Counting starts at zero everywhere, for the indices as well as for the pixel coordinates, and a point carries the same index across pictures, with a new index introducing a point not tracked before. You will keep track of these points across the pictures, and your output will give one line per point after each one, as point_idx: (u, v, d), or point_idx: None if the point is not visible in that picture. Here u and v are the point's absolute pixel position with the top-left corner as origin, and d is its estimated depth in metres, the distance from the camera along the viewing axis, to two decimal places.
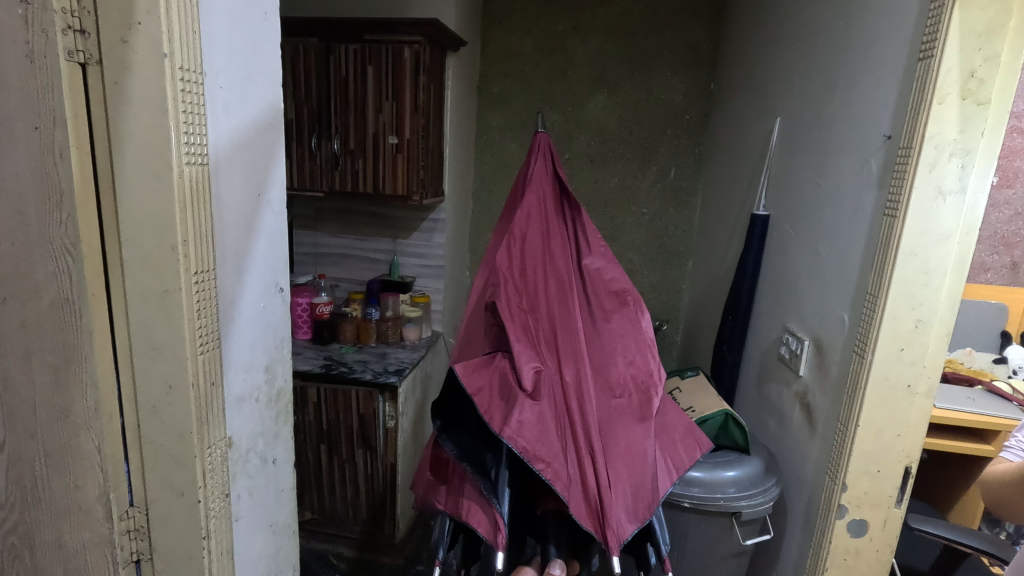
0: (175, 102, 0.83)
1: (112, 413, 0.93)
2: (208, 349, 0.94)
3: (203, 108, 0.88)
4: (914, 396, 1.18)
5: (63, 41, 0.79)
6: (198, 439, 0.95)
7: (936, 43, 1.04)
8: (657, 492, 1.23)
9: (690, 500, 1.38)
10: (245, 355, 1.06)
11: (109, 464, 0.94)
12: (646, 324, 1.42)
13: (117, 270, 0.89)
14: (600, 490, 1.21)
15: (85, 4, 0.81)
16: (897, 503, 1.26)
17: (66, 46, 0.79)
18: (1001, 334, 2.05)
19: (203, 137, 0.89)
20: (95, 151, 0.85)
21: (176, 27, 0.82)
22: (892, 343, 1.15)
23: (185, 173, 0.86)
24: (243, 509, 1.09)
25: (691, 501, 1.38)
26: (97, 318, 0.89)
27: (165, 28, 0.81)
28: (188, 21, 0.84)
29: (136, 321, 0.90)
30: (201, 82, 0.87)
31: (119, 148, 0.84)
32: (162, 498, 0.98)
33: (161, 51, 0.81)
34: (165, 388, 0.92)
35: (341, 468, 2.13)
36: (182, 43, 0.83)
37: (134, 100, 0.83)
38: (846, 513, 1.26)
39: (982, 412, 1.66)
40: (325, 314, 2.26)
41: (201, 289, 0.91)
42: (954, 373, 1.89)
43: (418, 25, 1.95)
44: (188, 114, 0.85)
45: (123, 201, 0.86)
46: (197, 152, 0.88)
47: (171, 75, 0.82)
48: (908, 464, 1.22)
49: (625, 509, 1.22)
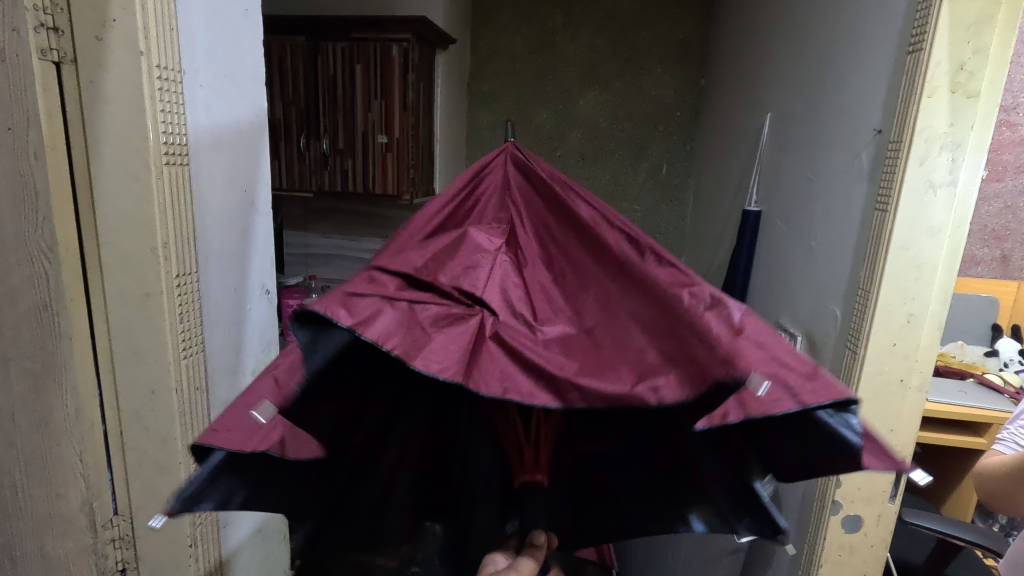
0: (153, 102, 0.81)
1: (94, 420, 0.91)
2: (192, 354, 0.92)
3: (182, 106, 0.86)
4: (907, 391, 1.18)
5: (36, 39, 0.76)
6: (182, 444, 0.93)
7: (925, 36, 1.03)
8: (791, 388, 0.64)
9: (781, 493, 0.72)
10: (232, 359, 1.05)
11: (92, 473, 0.92)
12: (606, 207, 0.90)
13: (96, 273, 0.88)
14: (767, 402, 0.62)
15: (59, 2, 0.78)
16: (892, 498, 1.26)
17: (39, 45, 0.77)
18: (992, 327, 2.06)
19: (183, 136, 0.87)
20: (71, 153, 0.83)
21: (153, 23, 0.80)
22: (885, 337, 1.15)
23: (165, 174, 0.84)
24: (231, 515, 1.08)
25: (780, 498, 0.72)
26: (77, 324, 0.87)
27: (141, 25, 0.79)
28: (166, 18, 0.82)
29: (117, 324, 0.89)
30: (180, 81, 0.86)
31: (96, 148, 0.83)
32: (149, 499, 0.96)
33: (137, 48, 0.79)
34: (148, 394, 0.91)
35: None
36: (159, 41, 0.81)
37: (111, 99, 0.81)
38: (840, 509, 1.26)
39: (975, 405, 1.67)
40: None
41: (183, 293, 0.89)
42: (946, 366, 1.90)
43: (406, 22, 1.92)
44: (167, 113, 0.84)
45: (103, 203, 0.85)
46: (176, 152, 0.86)
47: (148, 73, 0.80)
48: (902, 459, 1.22)
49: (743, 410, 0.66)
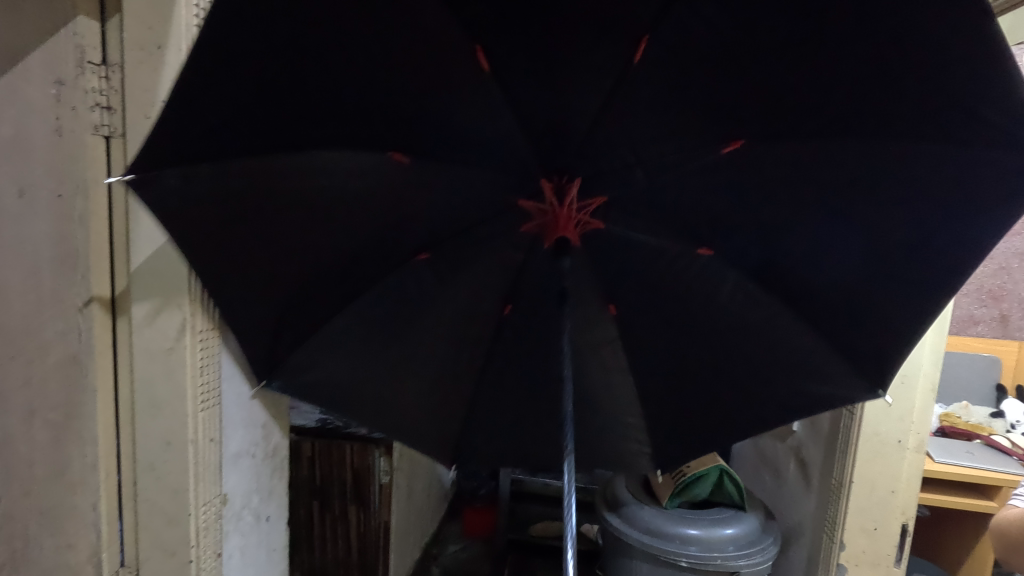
0: (159, 89, 0.85)
1: (109, 468, 0.93)
2: (209, 407, 0.94)
3: (160, 76, 0.85)
4: (905, 450, 1.20)
5: (89, 81, 0.84)
6: (194, 495, 0.94)
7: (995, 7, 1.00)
8: (961, 180, 0.72)
9: (936, 258, 0.78)
10: (240, 436, 1.04)
11: (103, 522, 0.93)
12: (535, 98, 0.82)
13: (126, 366, 0.92)
14: (952, 190, 0.74)
15: (115, 84, 0.86)
16: (896, 562, 1.25)
17: (92, 86, 0.84)
18: (996, 387, 2.01)
19: (119, 116, 0.87)
20: (92, 175, 0.85)
21: (173, 35, 0.85)
22: (880, 398, 1.17)
23: (91, 145, 0.84)
24: (233, 570, 1.05)
25: (924, 279, 0.80)
26: (101, 376, 0.90)
27: (160, 37, 0.84)
28: (185, 14, 0.85)
29: (141, 376, 0.92)
30: (161, 55, 0.85)
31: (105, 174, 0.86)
32: (179, 319, 0.89)
33: (154, 45, 0.85)
34: (164, 444, 0.93)
35: (335, 528, 1.86)
36: (183, 54, 0.86)
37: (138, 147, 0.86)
38: (845, 573, 1.25)
39: (983, 467, 1.64)
40: None
41: (205, 398, 0.93)
42: (952, 427, 1.83)
43: None
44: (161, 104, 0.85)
45: (134, 230, 0.89)
46: (113, 125, 0.86)
47: (161, 68, 0.85)
48: (905, 522, 1.23)
49: (948, 190, 0.74)
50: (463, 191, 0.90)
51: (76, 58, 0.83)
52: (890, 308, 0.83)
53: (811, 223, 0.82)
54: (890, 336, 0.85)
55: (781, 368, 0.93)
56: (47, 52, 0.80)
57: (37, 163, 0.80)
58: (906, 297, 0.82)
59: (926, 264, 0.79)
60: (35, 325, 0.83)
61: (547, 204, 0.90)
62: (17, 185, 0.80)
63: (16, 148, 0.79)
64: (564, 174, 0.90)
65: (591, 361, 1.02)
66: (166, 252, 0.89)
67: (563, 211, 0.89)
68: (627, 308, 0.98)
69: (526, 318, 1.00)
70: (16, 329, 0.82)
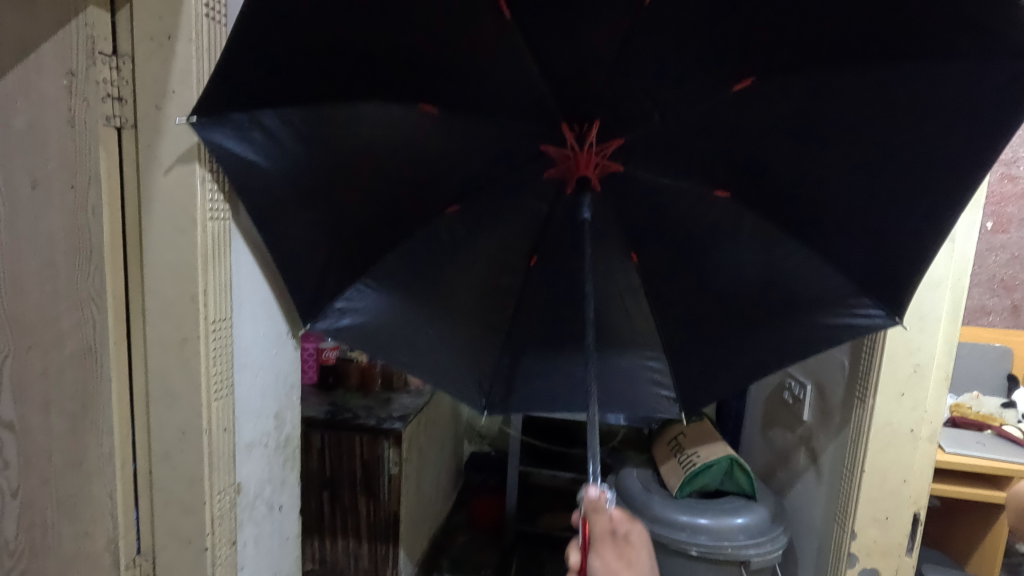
0: (169, 81, 0.85)
1: (124, 459, 0.94)
2: (222, 397, 0.95)
3: (172, 67, 0.85)
4: (918, 440, 1.19)
5: (100, 71, 0.83)
6: (208, 484, 0.94)
7: None
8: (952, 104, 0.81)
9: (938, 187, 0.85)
10: (252, 426, 1.04)
11: (119, 510, 0.94)
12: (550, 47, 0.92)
13: (139, 357, 0.93)
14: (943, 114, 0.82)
15: (125, 74, 0.86)
16: (908, 552, 1.24)
17: (103, 77, 0.84)
18: (1008, 377, 1.98)
19: (129, 107, 0.87)
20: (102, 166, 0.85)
21: (185, 26, 0.85)
22: (893, 387, 1.17)
23: (101, 135, 0.85)
24: (247, 559, 1.06)
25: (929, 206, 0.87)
26: (117, 367, 0.91)
27: (171, 27, 0.84)
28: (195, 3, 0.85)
29: (154, 366, 0.92)
30: (172, 46, 0.85)
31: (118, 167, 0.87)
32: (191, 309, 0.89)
33: (167, 36, 0.84)
34: (178, 434, 0.93)
35: (345, 517, 1.87)
36: (198, 45, 0.86)
37: (150, 139, 0.87)
38: (857, 562, 1.25)
39: (993, 457, 1.63)
40: (352, 375, 2.00)
41: (218, 386, 0.94)
42: (962, 418, 1.82)
43: None
44: (173, 95, 0.86)
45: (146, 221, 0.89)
46: (123, 115, 0.87)
47: (173, 61, 0.85)
48: (917, 511, 1.22)
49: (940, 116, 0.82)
50: (500, 154, 1.00)
51: (86, 48, 0.82)
52: (901, 240, 0.89)
53: (823, 184, 0.91)
54: (906, 269, 0.89)
55: (803, 308, 0.98)
56: (58, 44, 0.81)
57: (50, 155, 0.83)
58: (914, 231, 0.88)
59: (929, 194, 0.85)
60: (49, 315, 0.87)
61: (569, 148, 1.01)
62: (30, 177, 0.83)
63: (31, 140, 0.82)
64: (584, 122, 1.00)
65: (617, 305, 1.08)
66: (178, 244, 0.88)
67: (583, 154, 1.00)
68: (649, 269, 1.06)
69: (552, 284, 1.07)
70: (33, 318, 0.86)
